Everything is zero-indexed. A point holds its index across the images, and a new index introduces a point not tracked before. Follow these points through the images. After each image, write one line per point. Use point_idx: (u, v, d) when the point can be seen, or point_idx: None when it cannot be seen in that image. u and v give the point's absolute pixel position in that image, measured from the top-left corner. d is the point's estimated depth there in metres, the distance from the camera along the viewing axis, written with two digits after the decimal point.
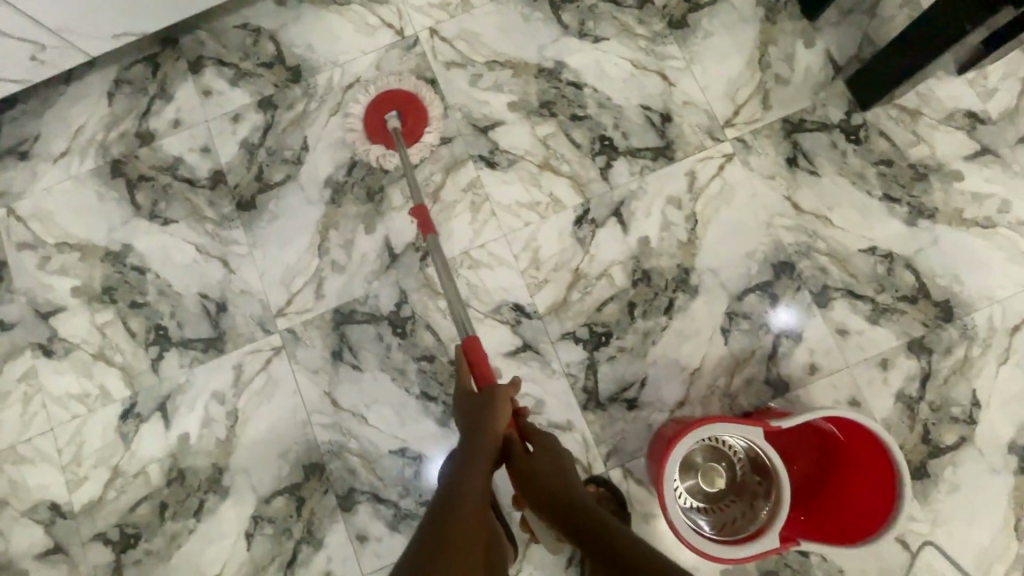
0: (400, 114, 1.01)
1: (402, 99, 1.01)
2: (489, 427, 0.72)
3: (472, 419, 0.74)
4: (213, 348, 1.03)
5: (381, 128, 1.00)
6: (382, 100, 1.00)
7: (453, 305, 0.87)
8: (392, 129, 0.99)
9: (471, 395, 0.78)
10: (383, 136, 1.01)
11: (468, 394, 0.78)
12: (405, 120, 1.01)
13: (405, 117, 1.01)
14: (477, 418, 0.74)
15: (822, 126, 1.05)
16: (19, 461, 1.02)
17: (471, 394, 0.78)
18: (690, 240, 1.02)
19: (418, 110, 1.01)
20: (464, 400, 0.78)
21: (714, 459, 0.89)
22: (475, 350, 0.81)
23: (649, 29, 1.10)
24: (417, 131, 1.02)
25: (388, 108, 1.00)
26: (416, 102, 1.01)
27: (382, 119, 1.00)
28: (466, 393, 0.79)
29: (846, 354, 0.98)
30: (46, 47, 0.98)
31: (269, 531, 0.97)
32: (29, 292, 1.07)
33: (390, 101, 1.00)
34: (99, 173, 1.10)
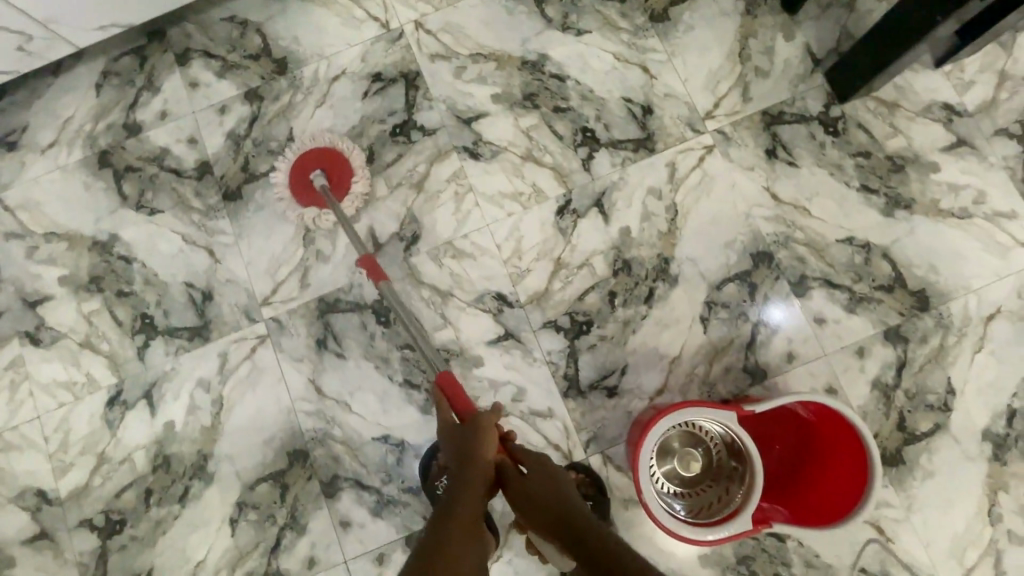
0: (325, 171, 1.01)
1: (324, 156, 1.00)
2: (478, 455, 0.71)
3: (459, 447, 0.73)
4: (199, 336, 1.04)
5: (308, 190, 0.99)
6: (303, 163, 0.99)
7: (421, 345, 0.88)
8: (320, 188, 0.98)
9: (455, 425, 0.77)
10: (312, 197, 1.00)
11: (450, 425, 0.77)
12: (330, 176, 1.01)
13: (331, 173, 1.00)
14: (464, 448, 0.72)
15: (800, 118, 1.06)
16: (7, 448, 1.03)
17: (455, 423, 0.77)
18: (670, 230, 1.03)
19: (342, 162, 1.01)
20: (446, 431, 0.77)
21: (690, 444, 0.90)
22: (452, 383, 0.81)
23: (632, 22, 1.11)
24: (345, 184, 1.02)
25: (311, 168, 1.00)
26: (337, 156, 1.01)
27: (308, 181, 0.99)
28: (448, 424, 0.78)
29: (824, 342, 0.99)
30: (33, 37, 0.99)
31: (254, 517, 0.98)
32: (17, 281, 1.08)
33: (311, 161, 0.99)
34: (86, 163, 1.11)
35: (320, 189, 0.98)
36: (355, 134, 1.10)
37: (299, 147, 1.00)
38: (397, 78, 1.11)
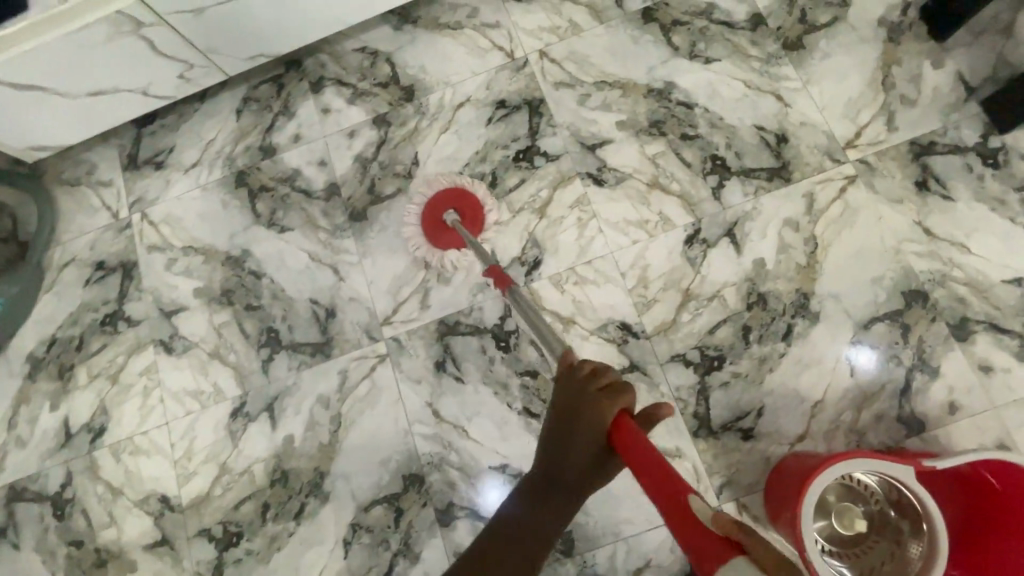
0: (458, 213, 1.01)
1: (456, 198, 1.01)
2: (579, 458, 0.60)
3: (578, 446, 0.59)
4: (321, 352, 1.06)
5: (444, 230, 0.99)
6: (433, 206, 1.00)
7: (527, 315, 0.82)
8: (454, 225, 0.98)
9: (579, 414, 0.60)
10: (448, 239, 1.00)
11: (577, 419, 0.60)
12: (462, 216, 1.01)
13: (463, 213, 1.00)
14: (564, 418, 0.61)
15: (955, 149, 0.99)
16: (135, 452, 1.06)
17: (577, 418, 0.60)
18: (810, 264, 0.98)
19: (473, 203, 1.01)
20: (564, 420, 0.61)
21: (848, 499, 0.83)
22: (622, 416, 0.58)
23: (763, 50, 1.08)
24: (477, 225, 1.01)
25: (444, 208, 1.00)
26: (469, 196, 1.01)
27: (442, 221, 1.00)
28: (586, 403, 0.60)
29: (991, 394, 0.89)
30: (194, 66, 1.07)
31: (367, 540, 0.97)
32: (155, 292, 1.13)
33: (448, 201, 1.00)
34: (224, 182, 1.17)
35: (456, 227, 0.98)
36: (479, 158, 1.10)
37: (433, 189, 1.01)
38: (521, 105, 1.12)
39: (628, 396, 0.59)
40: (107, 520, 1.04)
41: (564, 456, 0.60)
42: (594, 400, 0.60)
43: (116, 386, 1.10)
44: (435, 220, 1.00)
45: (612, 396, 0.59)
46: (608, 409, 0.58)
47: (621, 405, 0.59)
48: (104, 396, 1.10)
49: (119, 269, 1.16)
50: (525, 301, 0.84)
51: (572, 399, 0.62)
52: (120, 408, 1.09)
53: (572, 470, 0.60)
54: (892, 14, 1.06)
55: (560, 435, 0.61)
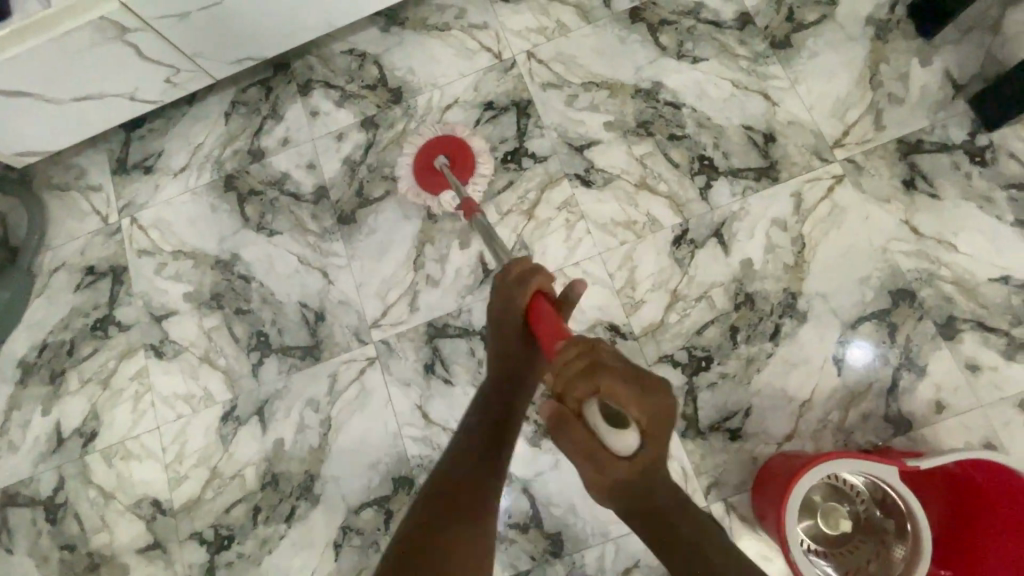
0: (448, 158, 1.01)
1: (447, 144, 1.02)
2: (518, 338, 0.75)
3: (516, 334, 0.75)
4: (311, 355, 1.06)
5: (432, 174, 1.00)
6: (423, 154, 1.01)
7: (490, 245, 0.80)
8: (444, 168, 0.99)
9: (507, 311, 0.73)
10: (437, 181, 1.00)
11: (507, 312, 0.73)
12: (454, 162, 1.01)
13: (454, 158, 1.01)
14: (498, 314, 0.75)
15: (942, 147, 0.98)
16: (127, 456, 1.07)
17: (508, 313, 0.73)
18: (797, 263, 0.98)
19: (463, 147, 1.02)
20: (501, 321, 0.75)
21: (834, 498, 0.83)
22: (537, 298, 0.71)
23: (751, 49, 1.08)
24: (469, 170, 1.02)
25: (433, 155, 1.01)
26: (459, 142, 1.02)
27: (431, 165, 1.01)
28: (509, 299, 0.72)
29: (979, 393, 0.90)
30: (180, 70, 1.07)
31: (357, 543, 0.97)
32: (145, 296, 1.14)
33: (439, 145, 1.01)
34: (213, 186, 1.17)
35: (445, 170, 0.98)
36: None
37: (426, 137, 1.03)
38: (509, 106, 1.11)
39: (541, 279, 0.71)
40: (99, 524, 1.04)
41: (508, 346, 0.77)
42: (514, 293, 0.72)
43: (107, 391, 1.10)
44: (425, 166, 1.01)
45: (524, 283, 0.71)
46: (524, 297, 0.71)
47: (536, 290, 0.71)
48: (96, 400, 1.10)
49: (109, 274, 1.16)
50: (494, 224, 0.84)
51: (499, 298, 0.74)
52: (111, 413, 1.09)
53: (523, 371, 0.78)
54: (880, 12, 1.06)
55: (496, 328, 0.76)
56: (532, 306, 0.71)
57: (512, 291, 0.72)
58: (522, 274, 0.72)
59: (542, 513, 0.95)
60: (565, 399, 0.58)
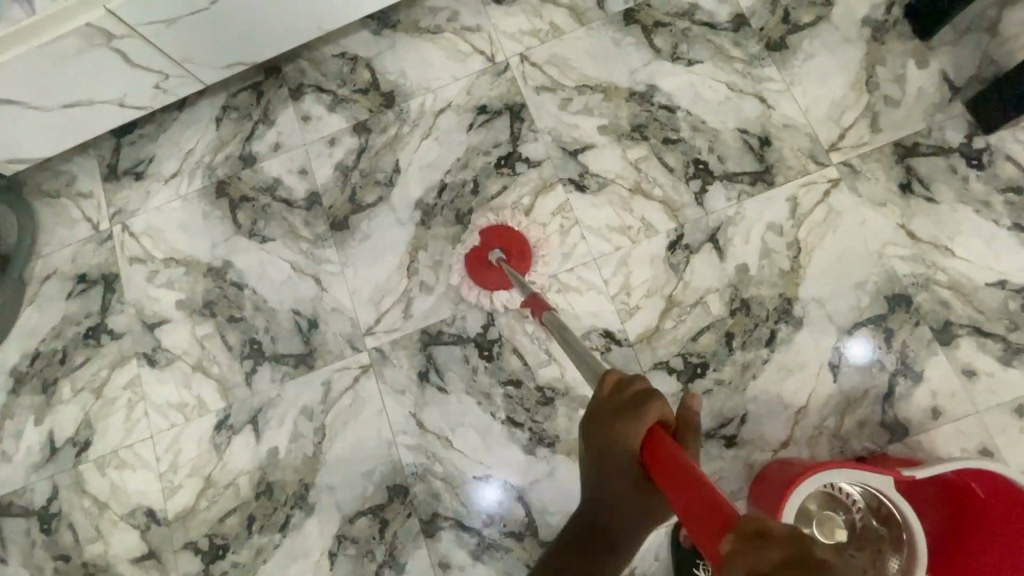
0: (504, 251, 0.98)
1: (502, 237, 0.99)
2: (628, 486, 0.50)
3: (622, 479, 0.50)
4: (304, 363, 1.05)
5: (491, 272, 0.98)
6: (479, 251, 0.99)
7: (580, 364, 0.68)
8: (499, 264, 0.96)
9: (612, 448, 0.50)
10: (498, 280, 0.98)
11: (611, 447, 0.50)
12: (509, 253, 0.98)
13: (509, 250, 0.98)
14: (602, 442, 0.51)
15: (938, 150, 0.98)
16: (120, 465, 1.06)
17: (607, 453, 0.51)
18: (793, 269, 0.97)
19: (516, 238, 0.99)
20: (604, 456, 0.51)
21: (829, 507, 0.83)
22: (656, 432, 0.48)
23: (746, 51, 1.07)
24: (525, 262, 0.99)
25: (489, 247, 0.98)
26: (510, 232, 0.99)
27: (487, 263, 0.98)
28: (612, 428, 0.51)
29: (975, 398, 0.89)
30: (169, 76, 1.05)
31: (352, 552, 0.97)
32: (137, 304, 1.13)
33: (490, 240, 0.98)
34: (205, 193, 1.16)
35: (501, 267, 0.96)
36: (460, 165, 1.09)
37: (482, 225, 1.00)
38: (503, 111, 1.10)
39: (660, 403, 0.51)
40: (93, 534, 1.04)
41: (601, 494, 0.52)
42: (617, 423, 0.51)
43: (100, 400, 1.09)
44: (480, 265, 0.99)
45: (636, 408, 0.51)
46: (634, 430, 0.49)
47: (652, 418, 0.50)
48: (88, 409, 1.09)
49: (101, 281, 1.15)
50: (559, 323, 0.78)
51: (593, 423, 0.54)
52: (104, 422, 1.08)
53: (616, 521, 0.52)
54: (875, 12, 1.05)
55: (594, 465, 0.52)
56: (650, 439, 0.48)
57: (612, 417, 0.52)
58: (634, 397, 0.53)
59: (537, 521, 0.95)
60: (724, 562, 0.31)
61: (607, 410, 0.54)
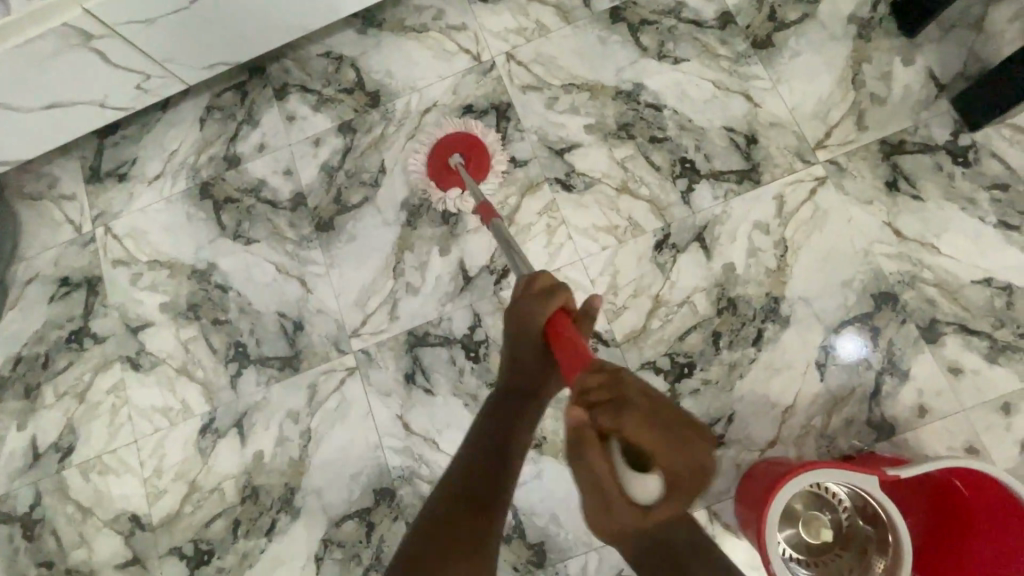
0: (464, 155, 1.02)
1: (460, 141, 1.02)
2: (531, 349, 0.71)
3: (526, 345, 0.71)
4: (289, 366, 1.04)
5: (448, 172, 1.01)
6: (440, 148, 1.01)
7: (511, 253, 0.79)
8: (457, 168, 1.00)
9: (525, 325, 0.68)
10: (452, 179, 1.01)
11: (524, 325, 0.69)
12: (467, 160, 1.02)
13: (468, 155, 1.02)
14: (519, 316, 0.69)
15: (925, 147, 0.97)
16: (105, 471, 1.05)
17: (523, 328, 0.69)
18: (780, 267, 0.97)
19: (478, 144, 1.02)
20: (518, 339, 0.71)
21: (816, 507, 0.83)
22: (559, 312, 0.67)
23: (732, 49, 1.06)
24: (482, 172, 1.02)
25: (449, 150, 1.01)
26: (472, 137, 1.03)
27: (445, 163, 1.01)
28: (532, 311, 0.68)
29: (961, 396, 0.89)
30: (150, 76, 1.04)
31: (339, 556, 0.96)
32: (121, 307, 1.11)
33: (451, 144, 1.02)
34: (189, 194, 1.15)
35: (459, 169, 0.99)
36: None
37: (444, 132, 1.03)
38: (488, 110, 1.10)
39: (564, 295, 0.68)
40: (77, 540, 1.03)
41: (518, 356, 0.73)
42: (534, 306, 0.68)
43: (83, 405, 1.08)
44: (440, 163, 1.02)
45: (549, 296, 0.68)
46: (544, 310, 0.67)
47: (557, 304, 0.67)
48: (72, 414, 1.08)
49: (83, 285, 1.13)
50: (502, 229, 0.82)
51: (517, 308, 0.70)
52: (88, 427, 1.07)
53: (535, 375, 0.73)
54: (862, 10, 1.04)
55: (513, 335, 0.71)
56: (553, 321, 0.66)
57: (530, 304, 0.68)
58: (546, 289, 0.69)
59: (525, 523, 0.94)
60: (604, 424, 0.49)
61: (526, 304, 0.69)
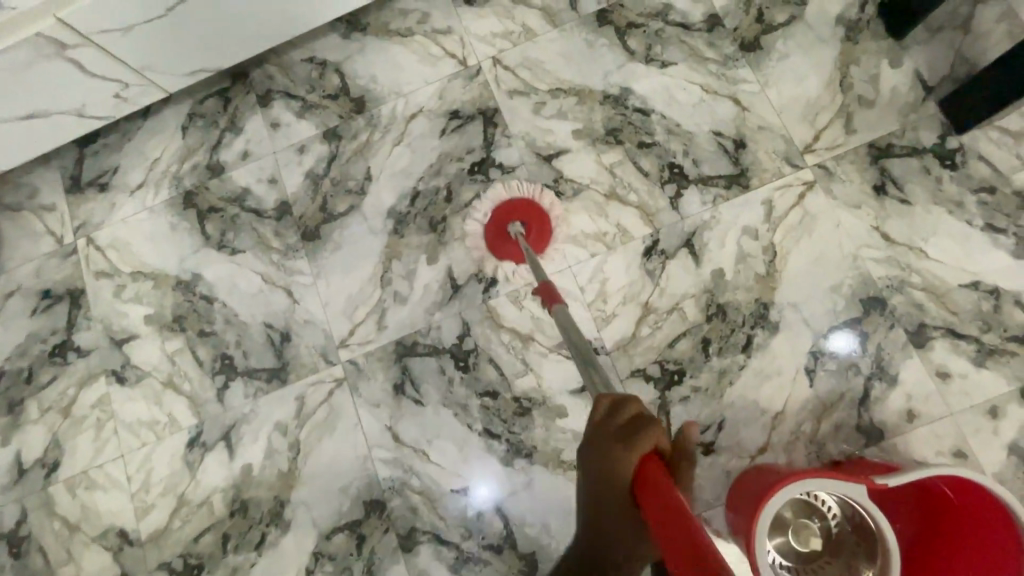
0: (525, 223, 0.95)
1: (527, 209, 0.95)
2: (626, 516, 0.50)
3: (615, 509, 0.51)
4: (277, 377, 1.03)
5: (505, 241, 0.96)
6: (502, 212, 0.94)
7: (576, 344, 0.74)
8: (518, 240, 0.94)
9: (608, 477, 0.50)
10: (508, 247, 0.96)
11: (605, 476, 0.51)
12: (529, 229, 0.96)
13: (531, 227, 0.95)
14: (597, 466, 0.52)
15: (912, 151, 0.97)
16: (91, 486, 1.04)
17: (609, 481, 0.50)
18: (769, 273, 0.96)
19: (541, 213, 0.95)
20: (600, 496, 0.52)
21: (805, 515, 0.84)
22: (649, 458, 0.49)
23: (720, 52, 1.05)
24: (541, 244, 0.97)
25: (511, 218, 0.94)
26: (537, 206, 0.95)
27: (505, 231, 0.95)
28: (608, 447, 0.51)
29: (950, 400, 0.89)
30: (129, 85, 1.02)
31: (330, 568, 0.96)
32: (104, 320, 1.10)
33: (513, 212, 0.94)
34: (172, 204, 1.13)
35: (519, 243, 0.93)
36: (432, 172, 1.07)
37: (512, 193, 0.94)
38: (475, 115, 1.08)
39: (658, 430, 0.51)
40: (64, 557, 1.02)
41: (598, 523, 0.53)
42: (617, 445, 0.51)
43: (68, 420, 1.07)
44: (499, 229, 0.95)
45: (637, 433, 0.51)
46: (629, 457, 0.50)
47: (646, 447, 0.50)
48: (56, 429, 1.07)
49: (66, 297, 1.11)
50: (572, 327, 0.77)
51: (591, 451, 0.53)
52: (73, 443, 1.06)
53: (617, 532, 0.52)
54: (849, 11, 1.04)
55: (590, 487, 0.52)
56: (643, 470, 0.48)
57: (612, 440, 0.52)
58: (632, 423, 0.53)
59: (516, 533, 0.94)
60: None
61: (603, 450, 0.52)
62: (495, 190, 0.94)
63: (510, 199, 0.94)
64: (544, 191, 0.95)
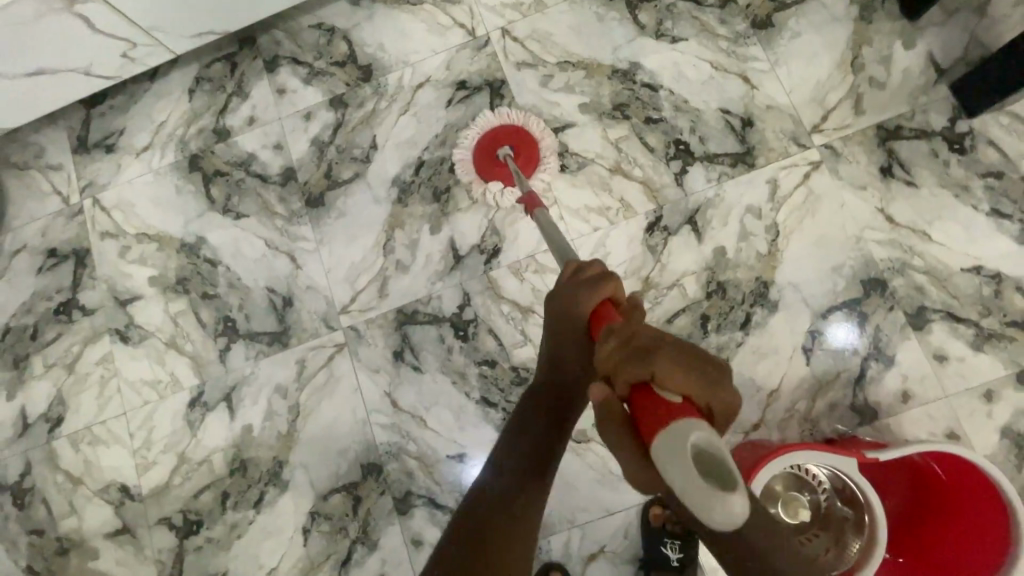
0: (513, 148, 0.97)
1: (514, 135, 0.97)
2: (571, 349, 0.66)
3: (573, 342, 0.66)
4: (279, 341, 1.04)
5: (495, 167, 0.97)
6: (493, 135, 0.97)
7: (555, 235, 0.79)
8: (506, 160, 0.95)
9: (569, 313, 0.66)
10: (499, 173, 0.97)
11: (568, 316, 0.66)
12: (517, 154, 0.97)
13: (519, 150, 0.97)
14: (566, 304, 0.66)
15: (921, 134, 0.97)
16: (94, 442, 1.05)
17: (569, 317, 0.66)
18: (770, 252, 0.96)
19: (529, 137, 0.97)
20: (557, 329, 0.67)
21: (796, 488, 0.85)
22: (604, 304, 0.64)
23: (732, 29, 1.04)
24: (531, 168, 0.97)
25: (499, 143, 0.97)
26: (524, 131, 0.97)
27: (494, 157, 0.97)
28: (575, 293, 0.66)
29: (946, 383, 0.90)
30: (137, 44, 1.02)
31: (326, 528, 0.98)
32: (109, 280, 1.11)
33: (501, 136, 0.97)
34: (178, 167, 1.13)
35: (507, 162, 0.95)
36: (438, 142, 1.07)
37: (497, 119, 0.98)
38: (482, 86, 1.08)
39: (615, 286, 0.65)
40: (67, 510, 1.04)
41: (560, 349, 0.67)
42: (581, 291, 0.66)
43: (73, 376, 1.08)
44: (487, 157, 0.97)
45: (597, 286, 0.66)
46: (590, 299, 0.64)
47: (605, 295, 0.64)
48: (61, 386, 1.08)
49: (71, 257, 1.12)
50: (551, 225, 0.80)
51: (559, 295, 0.68)
52: (77, 399, 1.07)
53: (562, 371, 0.67)
54: None
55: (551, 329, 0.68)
56: (596, 312, 0.64)
57: (577, 289, 0.66)
58: (596, 277, 0.67)
59: None
60: (616, 384, 0.51)
61: (569, 301, 0.66)
62: (485, 117, 0.98)
63: (498, 124, 0.98)
64: (533, 119, 0.98)
